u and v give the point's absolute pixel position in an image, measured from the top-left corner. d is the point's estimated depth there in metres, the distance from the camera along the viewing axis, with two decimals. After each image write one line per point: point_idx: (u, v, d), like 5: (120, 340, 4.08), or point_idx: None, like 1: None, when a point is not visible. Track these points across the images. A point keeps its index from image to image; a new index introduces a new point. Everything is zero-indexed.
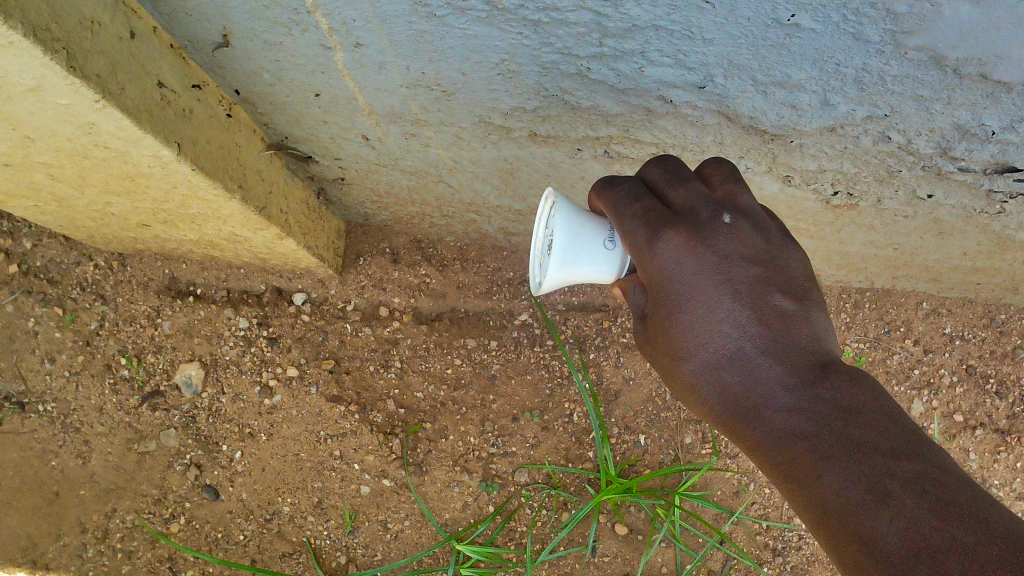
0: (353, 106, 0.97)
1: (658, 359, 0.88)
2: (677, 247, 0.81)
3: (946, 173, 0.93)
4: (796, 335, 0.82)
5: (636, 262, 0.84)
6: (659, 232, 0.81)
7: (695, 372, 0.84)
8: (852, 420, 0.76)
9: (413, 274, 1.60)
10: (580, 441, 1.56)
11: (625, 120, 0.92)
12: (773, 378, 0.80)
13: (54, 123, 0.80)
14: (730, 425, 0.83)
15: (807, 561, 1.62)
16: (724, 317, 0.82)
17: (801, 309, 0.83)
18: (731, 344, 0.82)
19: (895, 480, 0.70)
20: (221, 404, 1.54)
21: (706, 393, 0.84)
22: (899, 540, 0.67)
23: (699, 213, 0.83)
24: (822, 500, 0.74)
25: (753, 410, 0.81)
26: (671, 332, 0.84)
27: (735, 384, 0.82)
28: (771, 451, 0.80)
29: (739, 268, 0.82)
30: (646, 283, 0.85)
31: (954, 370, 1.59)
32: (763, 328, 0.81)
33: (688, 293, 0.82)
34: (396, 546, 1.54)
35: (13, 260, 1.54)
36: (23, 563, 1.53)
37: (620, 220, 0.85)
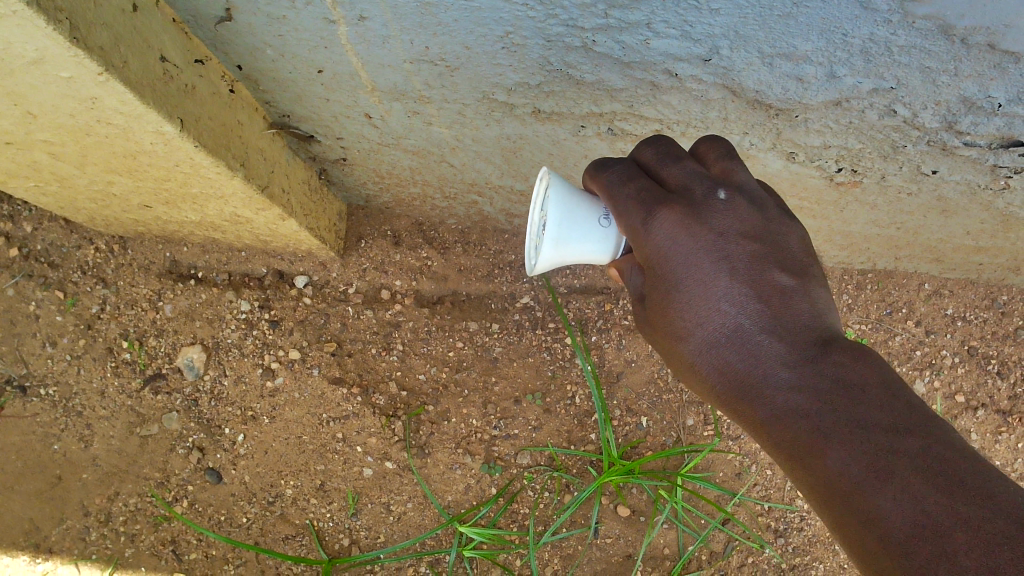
0: (356, 83, 0.96)
1: (657, 339, 0.88)
2: (672, 226, 0.81)
3: (951, 148, 0.93)
4: (794, 311, 0.82)
5: (633, 243, 0.84)
6: (653, 211, 0.81)
7: (694, 351, 0.84)
8: (854, 396, 0.76)
9: (414, 257, 1.59)
10: (582, 423, 1.56)
11: (629, 95, 0.91)
12: (772, 355, 0.80)
13: (56, 98, 0.80)
14: (731, 403, 0.84)
15: (809, 542, 1.62)
16: (722, 295, 0.82)
17: (800, 284, 0.83)
18: (729, 322, 0.82)
19: (899, 457, 0.70)
20: (223, 387, 1.54)
21: (705, 372, 0.84)
22: (904, 518, 0.67)
23: (693, 190, 0.83)
24: (825, 478, 0.74)
25: (753, 389, 0.81)
26: (668, 311, 0.84)
27: (734, 362, 0.82)
28: (773, 429, 0.79)
29: (735, 245, 0.82)
30: (643, 263, 0.85)
31: (956, 351, 1.59)
32: (762, 305, 0.81)
33: (684, 272, 0.82)
34: (399, 528, 1.54)
35: (13, 243, 1.54)
36: (27, 546, 1.53)
37: (614, 201, 0.85)
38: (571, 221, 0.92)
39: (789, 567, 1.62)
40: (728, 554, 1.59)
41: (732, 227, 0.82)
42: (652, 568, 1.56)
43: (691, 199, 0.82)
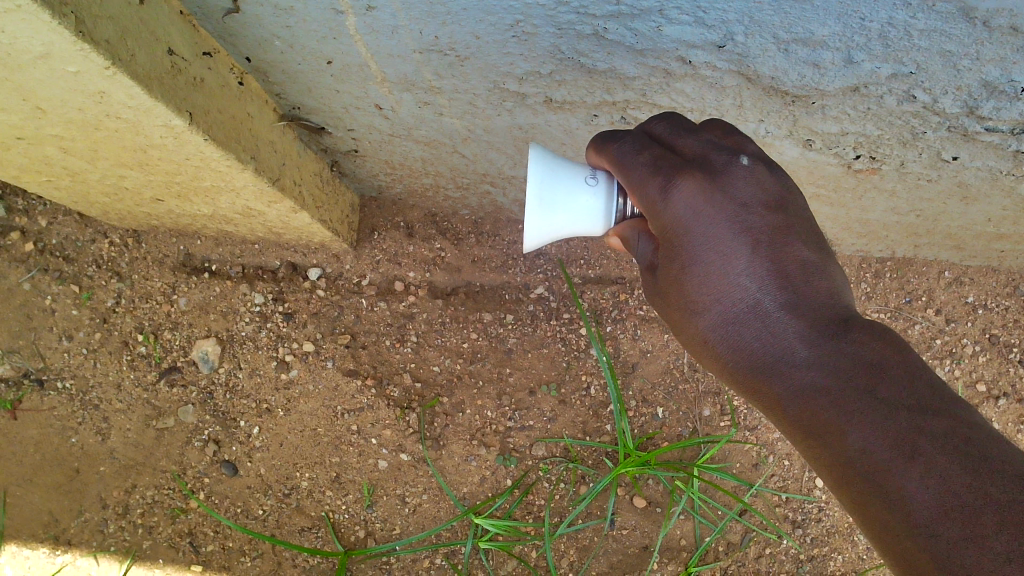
0: (366, 74, 0.95)
1: (667, 311, 0.88)
2: (693, 197, 0.79)
3: (972, 134, 0.91)
4: (814, 286, 0.82)
5: (648, 215, 0.82)
6: (673, 182, 0.79)
7: (710, 326, 0.84)
8: (877, 375, 0.76)
9: (428, 248, 1.59)
10: (598, 414, 1.56)
11: (642, 83, 0.90)
12: (792, 333, 0.81)
13: (64, 93, 0.80)
14: (745, 379, 0.84)
15: (828, 533, 1.61)
16: (742, 270, 0.81)
17: (819, 259, 0.83)
18: (748, 297, 0.82)
19: (925, 438, 0.71)
20: (239, 379, 1.54)
21: (720, 347, 0.84)
22: (930, 498, 0.69)
23: (711, 160, 0.81)
24: (846, 456, 0.75)
25: (772, 365, 0.81)
26: (684, 285, 0.83)
27: (752, 338, 0.82)
28: (792, 407, 0.80)
29: (756, 218, 0.81)
30: (656, 234, 0.83)
31: (976, 340, 1.57)
32: (782, 280, 0.81)
33: (704, 246, 0.81)
34: (415, 520, 1.54)
35: (28, 238, 1.54)
36: (46, 539, 1.54)
37: (627, 169, 0.83)
38: (551, 186, 0.90)
39: (807, 558, 1.60)
40: (745, 545, 1.57)
41: (753, 199, 0.81)
42: (668, 559, 1.56)
43: (710, 170, 0.81)
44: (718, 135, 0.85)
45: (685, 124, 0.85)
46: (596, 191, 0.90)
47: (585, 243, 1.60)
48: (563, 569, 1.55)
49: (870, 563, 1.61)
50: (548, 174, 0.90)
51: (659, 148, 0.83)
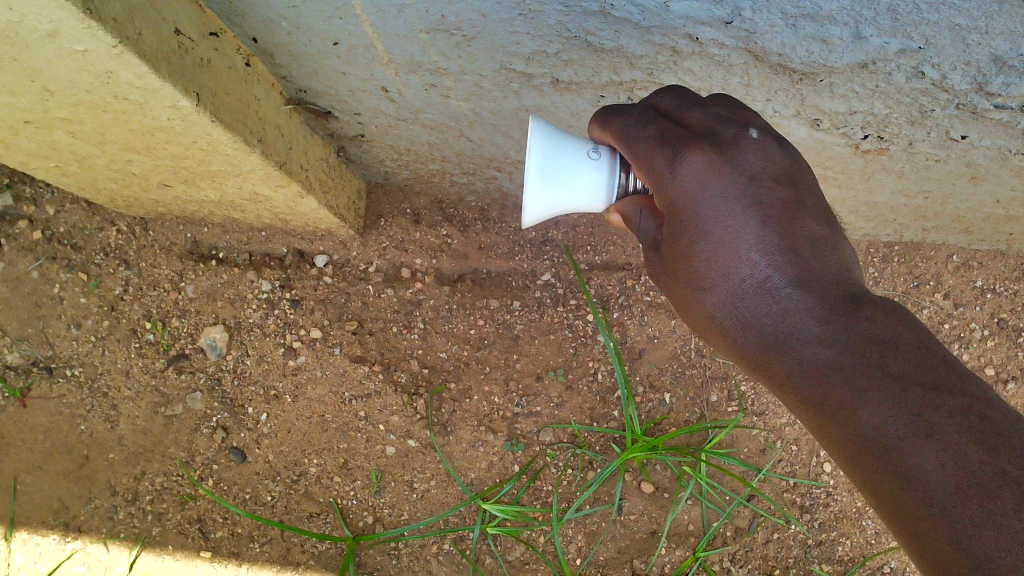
0: (372, 55, 0.95)
1: (674, 290, 0.88)
2: (701, 170, 0.80)
3: (982, 111, 0.91)
4: (822, 262, 0.82)
5: (655, 189, 0.83)
6: (680, 154, 0.80)
7: (718, 303, 0.84)
8: (890, 351, 0.76)
9: (434, 235, 1.59)
10: (605, 399, 1.56)
11: (649, 62, 0.90)
12: (802, 308, 0.80)
13: (72, 73, 0.80)
14: (754, 358, 0.84)
15: (835, 518, 1.60)
16: (752, 245, 0.82)
17: (828, 236, 0.84)
18: (756, 272, 0.82)
19: (941, 414, 0.71)
20: (246, 366, 1.54)
21: (728, 325, 0.85)
22: (945, 477, 0.68)
23: (718, 133, 0.82)
24: (859, 434, 0.74)
25: (782, 343, 0.81)
26: (691, 261, 0.84)
27: (761, 314, 0.82)
28: (802, 385, 0.79)
29: (763, 191, 0.82)
30: (662, 209, 0.83)
31: (985, 324, 1.56)
32: (791, 255, 0.82)
33: (712, 220, 0.81)
34: (423, 506, 1.54)
35: (37, 227, 1.55)
36: (56, 526, 1.55)
37: (633, 143, 0.83)
38: (554, 160, 0.90)
39: (815, 543, 1.60)
40: (754, 530, 1.57)
41: (761, 173, 0.81)
42: (676, 544, 1.56)
43: (718, 143, 0.82)
44: (724, 111, 0.86)
45: (691, 100, 0.86)
46: (600, 167, 0.91)
47: (591, 229, 1.60)
48: (571, 554, 1.55)
49: (878, 547, 1.60)
50: (550, 149, 0.90)
51: (665, 123, 0.84)
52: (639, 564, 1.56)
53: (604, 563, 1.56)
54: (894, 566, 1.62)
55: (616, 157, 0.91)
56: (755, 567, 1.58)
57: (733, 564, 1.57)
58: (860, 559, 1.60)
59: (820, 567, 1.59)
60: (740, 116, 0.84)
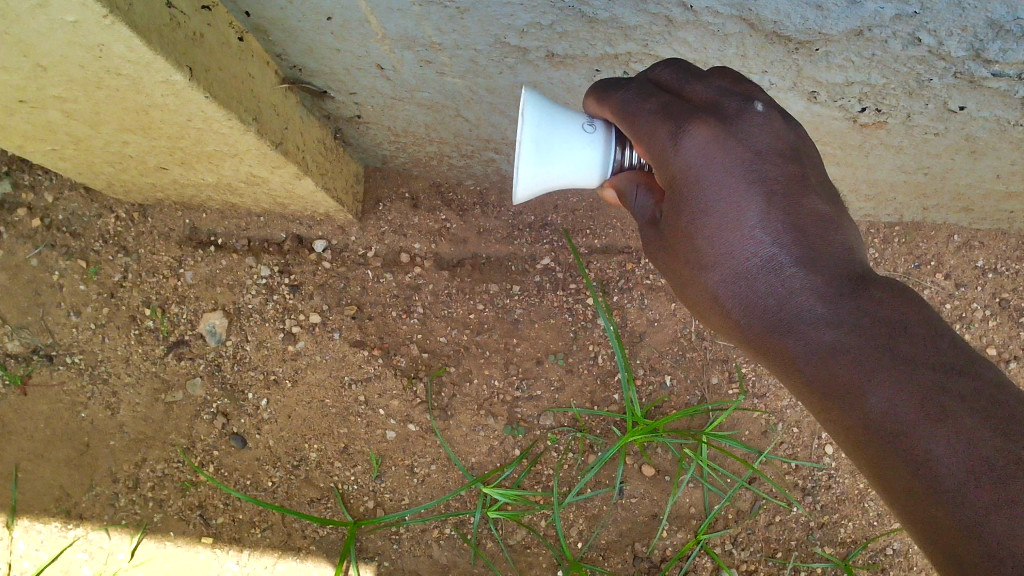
0: (366, 30, 0.95)
1: (676, 269, 0.88)
2: (705, 144, 0.79)
3: (979, 80, 0.90)
4: (829, 242, 0.82)
5: (658, 165, 0.82)
6: (683, 128, 0.80)
7: (722, 281, 0.84)
8: (899, 333, 0.76)
9: (433, 220, 1.58)
10: (605, 383, 1.56)
11: (644, 33, 0.89)
12: (808, 288, 0.80)
13: (64, 47, 0.80)
14: (757, 338, 0.84)
15: (837, 500, 1.60)
16: (756, 223, 0.81)
17: (835, 215, 0.83)
18: (762, 251, 0.82)
19: (951, 396, 0.71)
20: (246, 352, 1.54)
21: (731, 304, 0.84)
22: (959, 464, 0.69)
23: (723, 106, 0.82)
24: (867, 419, 0.74)
25: (786, 323, 0.81)
26: (694, 239, 0.83)
27: (765, 294, 0.82)
28: (807, 365, 0.80)
29: (768, 167, 0.81)
30: (665, 185, 0.83)
31: (987, 304, 1.56)
32: (796, 234, 0.81)
33: (715, 195, 0.81)
34: (424, 490, 1.54)
35: (35, 214, 1.55)
36: (58, 513, 1.55)
37: (634, 119, 0.83)
38: (549, 135, 0.89)
39: (818, 525, 1.59)
40: (755, 513, 1.57)
41: (767, 148, 0.81)
42: (677, 527, 1.56)
43: (723, 116, 0.81)
44: (729, 85, 0.86)
45: (693, 74, 0.85)
46: (595, 140, 0.91)
47: (591, 212, 1.59)
48: (572, 538, 1.55)
49: (881, 529, 1.60)
50: (545, 122, 0.88)
51: (667, 97, 0.84)
52: (640, 547, 1.55)
53: (605, 547, 1.55)
54: (897, 548, 1.61)
55: (611, 131, 0.91)
56: (757, 549, 1.57)
57: (735, 547, 1.57)
58: (862, 541, 1.59)
59: (823, 549, 1.58)
60: (745, 90, 0.83)
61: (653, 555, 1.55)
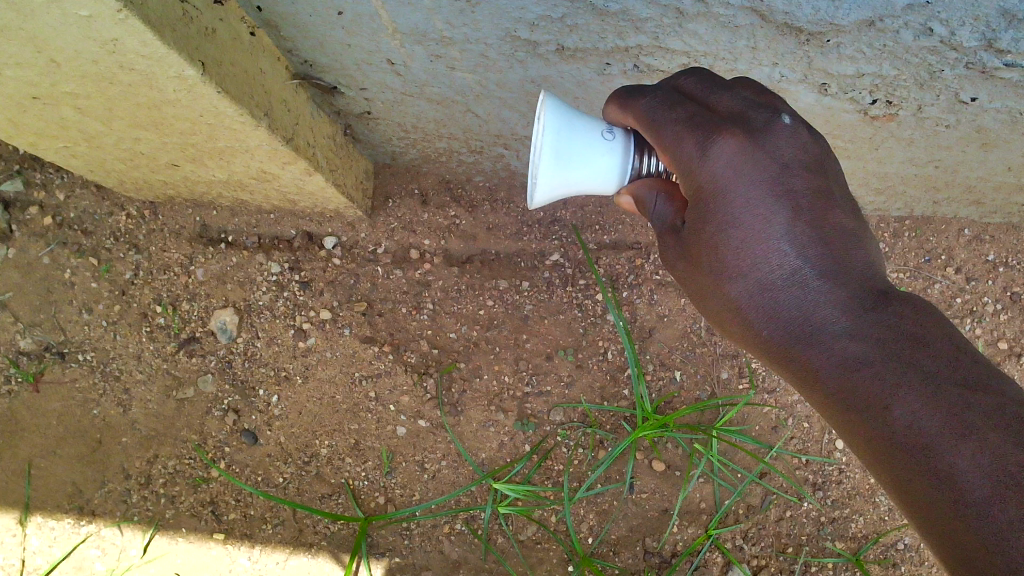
0: (377, 25, 0.95)
1: (694, 277, 0.89)
2: (733, 155, 0.80)
3: (991, 70, 0.90)
4: (852, 256, 0.83)
5: (683, 174, 0.83)
6: (712, 138, 0.80)
7: (745, 292, 0.85)
8: (920, 348, 0.79)
9: (442, 216, 1.58)
10: (615, 378, 1.56)
11: (654, 25, 0.89)
12: (832, 302, 0.82)
13: (78, 42, 0.80)
14: (779, 349, 0.85)
15: (848, 495, 1.59)
16: (782, 236, 0.82)
17: (858, 229, 0.84)
18: (786, 263, 0.83)
19: (975, 412, 0.73)
20: (257, 348, 1.55)
21: (752, 314, 0.85)
22: (983, 479, 0.70)
23: (749, 117, 0.82)
24: (891, 432, 0.76)
25: (810, 335, 0.83)
26: (719, 250, 0.84)
27: (790, 306, 0.83)
28: (830, 377, 0.82)
29: (795, 180, 0.82)
30: (688, 195, 0.84)
31: (998, 298, 1.55)
32: (821, 247, 0.83)
33: (743, 208, 0.82)
34: (434, 486, 1.54)
35: (47, 212, 1.56)
36: (71, 510, 1.56)
37: (659, 126, 0.82)
38: (568, 141, 0.89)
39: (829, 520, 1.59)
40: (766, 508, 1.57)
41: (794, 160, 0.82)
42: (688, 522, 1.56)
43: (749, 127, 0.82)
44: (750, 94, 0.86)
45: (715, 81, 0.85)
46: (614, 148, 0.92)
47: (600, 208, 1.59)
48: (583, 533, 1.55)
49: (892, 524, 1.59)
50: (564, 129, 0.88)
51: (692, 104, 0.83)
52: (651, 542, 1.55)
53: (616, 542, 1.55)
54: (908, 543, 1.61)
55: (629, 140, 0.91)
56: (768, 544, 1.57)
57: (746, 542, 1.57)
58: (874, 536, 1.59)
59: (834, 543, 1.58)
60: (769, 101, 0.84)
61: (664, 550, 1.55)
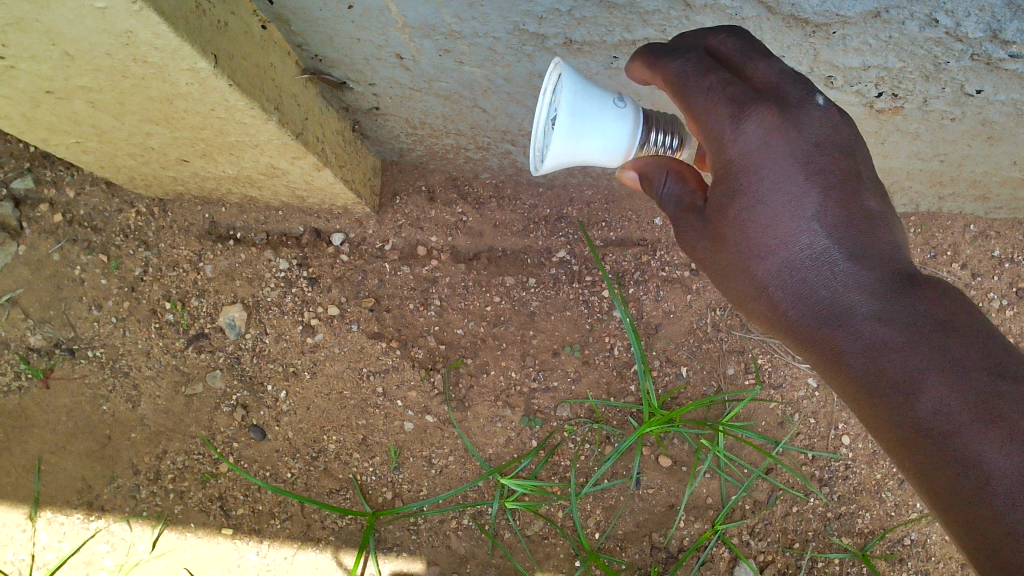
0: (387, 19, 0.96)
1: (715, 256, 0.89)
2: (766, 129, 0.81)
3: (997, 62, 0.90)
4: (878, 239, 0.84)
5: (712, 146, 0.84)
6: (745, 111, 0.81)
7: (771, 273, 0.86)
8: (950, 331, 0.80)
9: (449, 213, 1.59)
10: (622, 374, 1.56)
11: (662, 18, 0.90)
12: (859, 285, 0.83)
13: (92, 34, 0.81)
14: (804, 331, 0.86)
15: (854, 491, 1.59)
16: (811, 217, 0.83)
17: (883, 213, 0.86)
18: (815, 243, 0.84)
19: (1003, 399, 0.75)
20: (265, 344, 1.56)
21: (779, 296, 0.86)
22: (1013, 467, 0.72)
23: (780, 91, 0.83)
24: (919, 417, 0.77)
25: (838, 318, 0.83)
26: (746, 227, 0.85)
27: (817, 288, 0.84)
28: (857, 361, 0.82)
29: (826, 159, 0.83)
30: (717, 170, 0.84)
31: (1003, 294, 1.56)
32: (849, 230, 0.84)
33: (772, 185, 0.83)
34: (442, 481, 1.55)
35: (57, 210, 1.57)
36: (80, 505, 1.56)
37: (691, 94, 0.83)
38: (584, 107, 0.89)
39: (835, 516, 1.59)
40: (772, 503, 1.57)
41: (824, 139, 0.83)
42: (694, 517, 1.56)
43: (782, 103, 0.83)
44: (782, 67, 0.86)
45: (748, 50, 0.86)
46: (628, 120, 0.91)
47: (606, 205, 1.60)
48: (589, 528, 1.56)
49: (898, 520, 1.59)
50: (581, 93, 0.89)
51: (724, 73, 0.84)
52: (657, 537, 1.56)
53: (623, 537, 1.56)
54: (915, 539, 1.61)
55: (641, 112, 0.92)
56: (774, 540, 1.58)
57: (753, 537, 1.58)
58: (880, 532, 1.59)
59: (840, 539, 1.58)
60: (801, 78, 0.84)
61: (671, 545, 1.56)
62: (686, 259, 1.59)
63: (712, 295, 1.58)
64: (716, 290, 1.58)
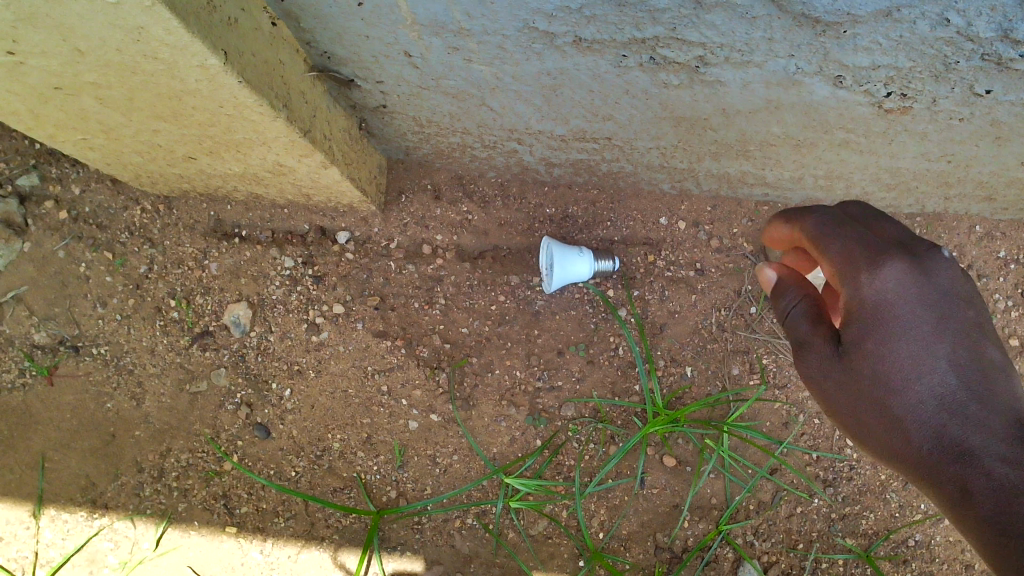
0: (396, 16, 0.96)
1: (849, 407, 1.01)
2: (902, 275, 0.96)
3: (1007, 62, 0.90)
4: (1001, 404, 0.96)
5: (850, 298, 0.98)
6: (887, 262, 0.96)
7: (903, 407, 0.97)
8: None
9: (454, 212, 1.59)
10: (626, 373, 1.56)
11: (672, 16, 0.90)
12: (984, 422, 0.95)
13: (103, 30, 0.81)
14: (932, 465, 0.96)
15: (859, 492, 1.59)
16: (941, 365, 0.96)
17: (1003, 368, 0.99)
18: (944, 386, 0.96)
19: None
20: (270, 342, 1.56)
21: (912, 431, 0.97)
22: None
23: (911, 248, 0.99)
24: None
25: (966, 450, 0.94)
26: (881, 374, 0.97)
27: (946, 428, 0.95)
28: (986, 493, 0.92)
29: (964, 345, 0.97)
30: (852, 316, 0.98)
31: (1009, 295, 1.56)
32: (973, 390, 0.96)
33: (908, 329, 0.96)
34: (446, 480, 1.55)
35: (62, 207, 1.57)
36: (84, 503, 1.56)
37: (828, 240, 1.01)
38: None
39: (839, 516, 1.58)
40: (777, 504, 1.57)
41: (954, 302, 0.98)
42: (699, 518, 1.56)
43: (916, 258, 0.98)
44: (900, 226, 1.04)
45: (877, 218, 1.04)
46: None
47: (611, 204, 1.60)
48: (594, 528, 1.55)
49: (902, 521, 1.59)
50: None
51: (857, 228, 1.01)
52: (662, 537, 1.56)
53: (627, 537, 1.56)
54: (920, 540, 1.60)
55: None
56: (778, 540, 1.58)
57: (757, 538, 1.57)
58: (884, 533, 1.58)
59: (845, 540, 1.58)
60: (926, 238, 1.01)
61: (675, 545, 1.56)
62: (692, 259, 1.59)
63: (716, 294, 1.59)
64: (720, 290, 1.59)
